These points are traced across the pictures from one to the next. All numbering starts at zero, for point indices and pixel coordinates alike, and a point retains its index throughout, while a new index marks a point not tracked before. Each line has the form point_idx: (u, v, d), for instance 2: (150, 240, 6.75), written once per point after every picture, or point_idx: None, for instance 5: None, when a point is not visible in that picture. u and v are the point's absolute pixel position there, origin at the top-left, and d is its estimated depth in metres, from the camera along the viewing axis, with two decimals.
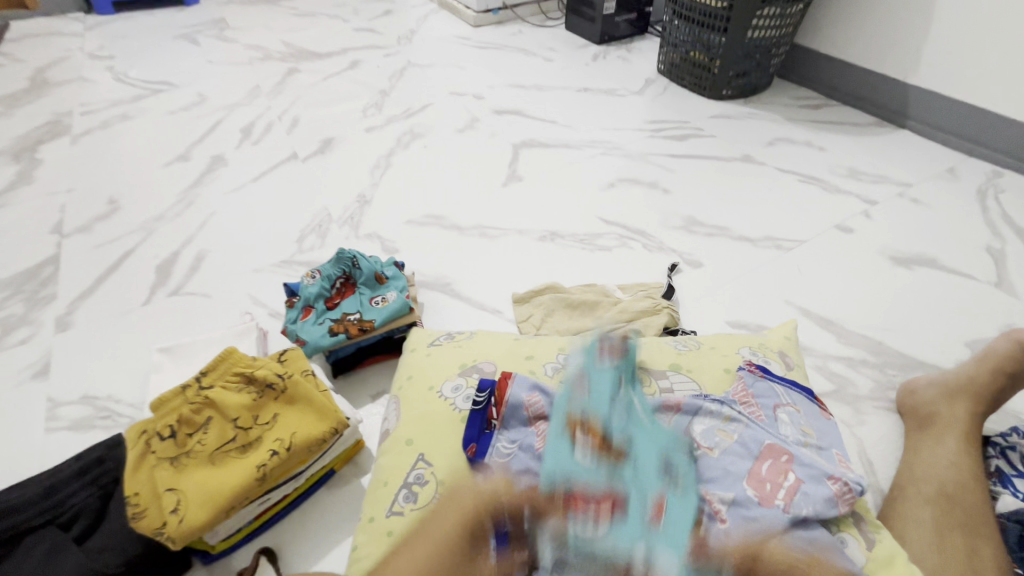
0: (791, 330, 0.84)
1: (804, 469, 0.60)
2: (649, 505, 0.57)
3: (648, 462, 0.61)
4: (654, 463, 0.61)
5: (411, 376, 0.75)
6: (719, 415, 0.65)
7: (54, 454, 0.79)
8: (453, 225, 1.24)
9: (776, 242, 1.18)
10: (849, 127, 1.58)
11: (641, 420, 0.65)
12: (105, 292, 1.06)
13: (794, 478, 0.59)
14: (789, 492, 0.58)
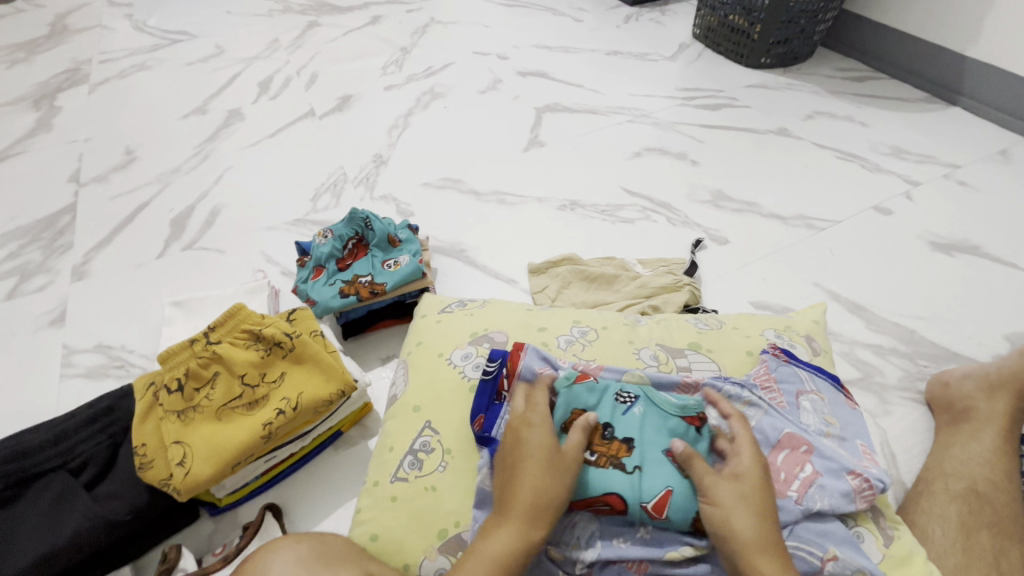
0: (819, 314, 0.79)
1: (823, 461, 0.57)
2: (649, 500, 0.54)
3: (649, 454, 0.57)
4: (657, 457, 0.57)
5: (421, 342, 0.73)
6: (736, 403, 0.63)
7: (69, 400, 0.80)
8: (471, 190, 1.20)
9: (808, 221, 1.12)
10: (895, 102, 1.48)
11: (642, 411, 0.60)
12: (120, 243, 1.05)
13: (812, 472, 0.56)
14: (805, 484, 0.55)
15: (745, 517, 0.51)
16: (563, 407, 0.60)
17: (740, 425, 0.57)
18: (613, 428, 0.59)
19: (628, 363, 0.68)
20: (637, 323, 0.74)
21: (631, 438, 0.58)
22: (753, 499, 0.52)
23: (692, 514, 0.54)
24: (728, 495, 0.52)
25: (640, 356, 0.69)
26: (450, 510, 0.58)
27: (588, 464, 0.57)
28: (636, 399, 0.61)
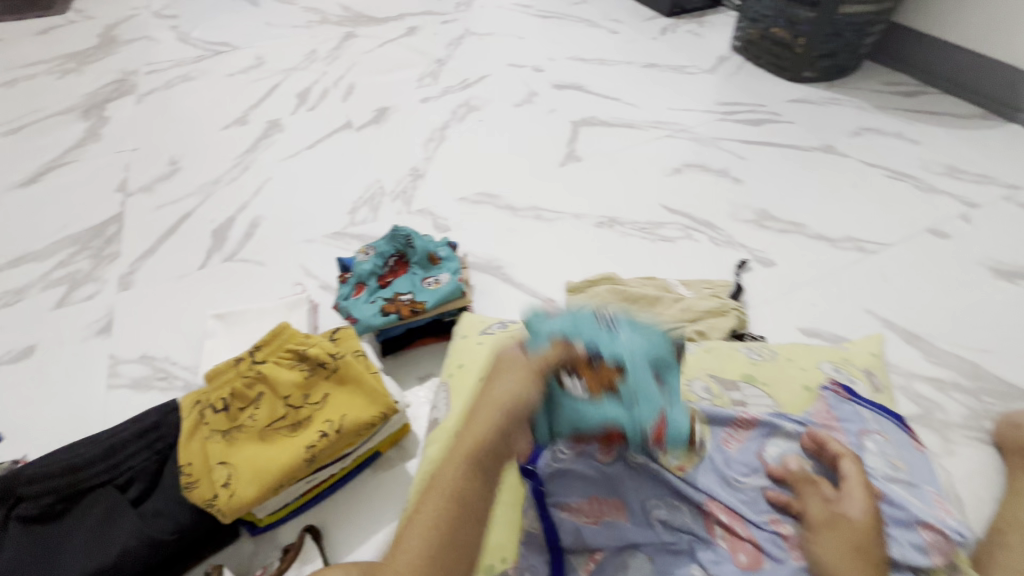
0: (877, 347, 0.75)
1: (893, 509, 0.54)
2: (647, 428, 0.52)
3: (637, 380, 0.52)
4: (645, 384, 0.53)
5: (462, 365, 0.72)
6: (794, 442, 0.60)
7: (115, 411, 0.82)
8: (507, 205, 1.19)
9: (858, 243, 1.08)
10: (948, 118, 1.42)
11: (627, 331, 0.55)
12: (164, 253, 1.07)
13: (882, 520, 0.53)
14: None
15: (850, 563, 0.48)
16: (541, 338, 0.53)
17: (853, 466, 0.54)
18: (601, 353, 0.54)
19: (679, 395, 0.66)
20: (685, 350, 0.71)
21: (624, 363, 0.53)
22: (856, 545, 0.49)
23: (689, 436, 0.55)
24: (833, 535, 0.50)
25: (692, 388, 0.67)
26: (496, 545, 0.57)
27: (582, 397, 0.52)
28: (618, 321, 0.56)
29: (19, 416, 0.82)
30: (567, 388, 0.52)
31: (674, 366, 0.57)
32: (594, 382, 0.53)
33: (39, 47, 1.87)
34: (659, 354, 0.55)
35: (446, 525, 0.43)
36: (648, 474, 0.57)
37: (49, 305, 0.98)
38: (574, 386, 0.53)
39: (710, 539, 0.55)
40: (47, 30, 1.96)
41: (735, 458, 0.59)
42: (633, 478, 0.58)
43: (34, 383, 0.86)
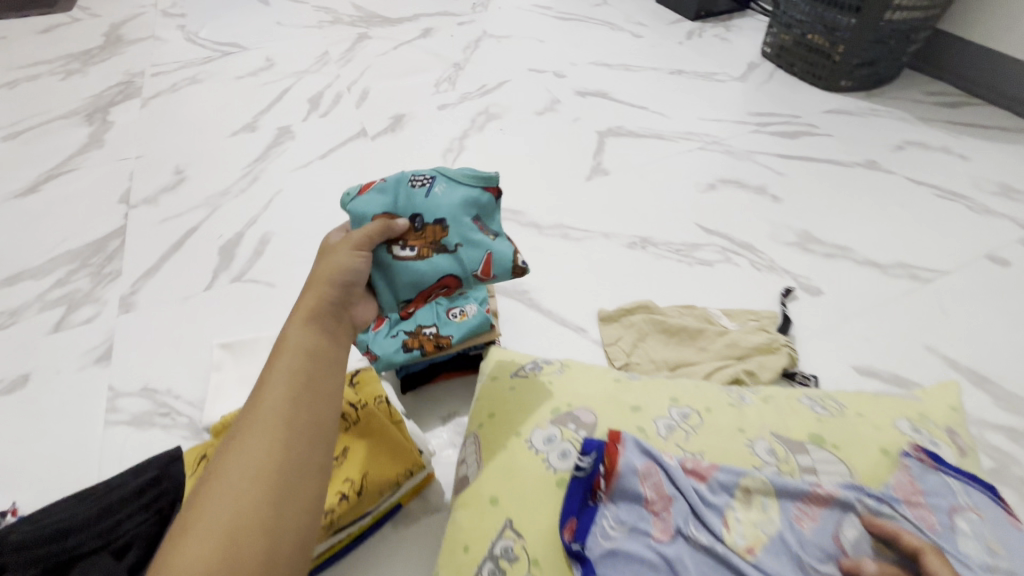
0: (955, 399, 0.68)
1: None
2: (474, 268, 0.66)
3: (458, 232, 0.67)
4: (466, 231, 0.67)
5: (493, 415, 0.65)
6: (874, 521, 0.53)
7: (113, 451, 0.75)
8: (532, 222, 1.12)
9: (910, 270, 1.00)
10: (996, 132, 1.34)
11: (442, 190, 0.69)
12: (169, 272, 1.01)
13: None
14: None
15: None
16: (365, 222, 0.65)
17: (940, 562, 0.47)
18: (422, 216, 0.67)
19: (742, 458, 0.58)
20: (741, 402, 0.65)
21: (443, 219, 0.67)
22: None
23: (511, 263, 0.66)
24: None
25: (755, 449, 0.59)
26: None
27: (415, 258, 0.65)
28: (434, 181, 0.69)
29: (10, 455, 0.75)
30: (400, 257, 0.64)
31: (490, 206, 0.71)
32: (421, 246, 0.66)
33: (42, 46, 1.80)
34: (473, 206, 0.69)
35: (299, 409, 0.44)
36: (713, 557, 0.51)
37: (45, 329, 0.91)
38: (406, 253, 0.65)
39: None
40: (51, 29, 1.90)
41: (810, 540, 0.52)
42: (696, 563, 0.51)
43: (27, 417, 0.79)
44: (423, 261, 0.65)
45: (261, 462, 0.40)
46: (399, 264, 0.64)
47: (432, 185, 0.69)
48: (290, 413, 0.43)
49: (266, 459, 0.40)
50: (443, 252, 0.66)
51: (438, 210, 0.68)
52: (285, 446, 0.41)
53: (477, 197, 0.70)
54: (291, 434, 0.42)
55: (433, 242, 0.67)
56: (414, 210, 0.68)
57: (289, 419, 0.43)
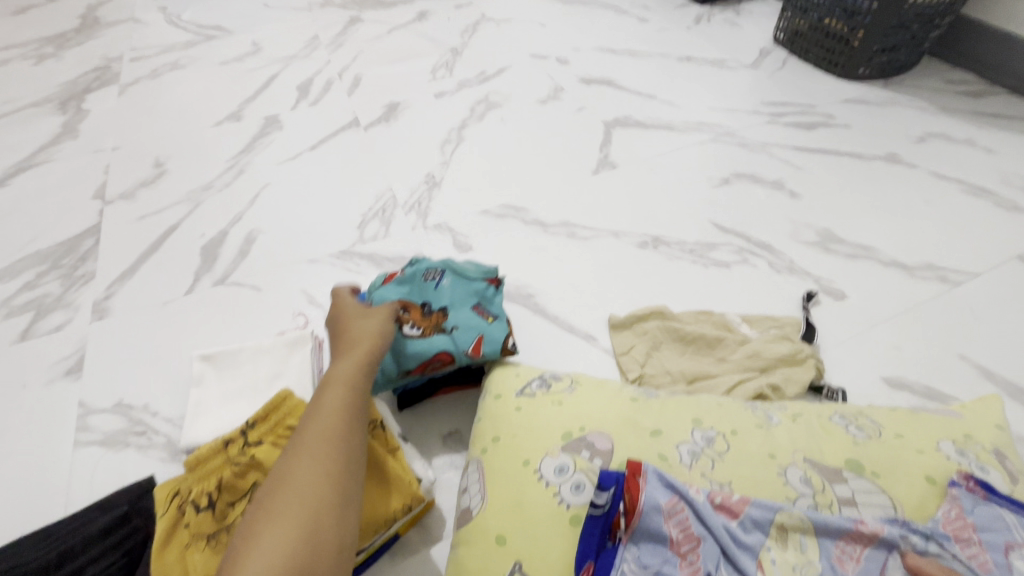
0: (998, 415, 0.62)
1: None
2: (468, 346, 0.68)
3: (461, 315, 0.71)
4: (467, 314, 0.71)
5: (498, 439, 0.59)
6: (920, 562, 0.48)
7: (83, 475, 0.69)
8: (536, 220, 1.05)
9: (939, 272, 0.95)
10: (1021, 125, 1.28)
11: (449, 283, 0.73)
12: (146, 274, 0.94)
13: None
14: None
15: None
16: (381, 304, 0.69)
17: None
18: (429, 304, 0.71)
19: (774, 490, 0.52)
20: (767, 422, 0.59)
21: (447, 307, 0.71)
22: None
23: (501, 345, 0.70)
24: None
25: (787, 478, 0.53)
26: None
27: (417, 336, 0.68)
28: (443, 274, 0.73)
29: None
30: (405, 335, 0.67)
31: (494, 294, 0.74)
32: (424, 326, 0.69)
33: (14, 29, 1.70)
34: (478, 294, 0.73)
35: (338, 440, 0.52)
36: None
37: (11, 338, 0.84)
38: (411, 331, 0.68)
39: None
40: (23, 10, 1.79)
41: None
42: None
43: None
44: (423, 337, 0.68)
45: (304, 489, 0.48)
46: (401, 339, 0.67)
47: (440, 279, 0.73)
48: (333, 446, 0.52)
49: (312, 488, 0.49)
50: (443, 330, 0.69)
51: (444, 293, 0.72)
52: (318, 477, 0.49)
53: (482, 285, 0.74)
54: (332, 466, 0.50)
55: (434, 324, 0.69)
56: (422, 293, 0.71)
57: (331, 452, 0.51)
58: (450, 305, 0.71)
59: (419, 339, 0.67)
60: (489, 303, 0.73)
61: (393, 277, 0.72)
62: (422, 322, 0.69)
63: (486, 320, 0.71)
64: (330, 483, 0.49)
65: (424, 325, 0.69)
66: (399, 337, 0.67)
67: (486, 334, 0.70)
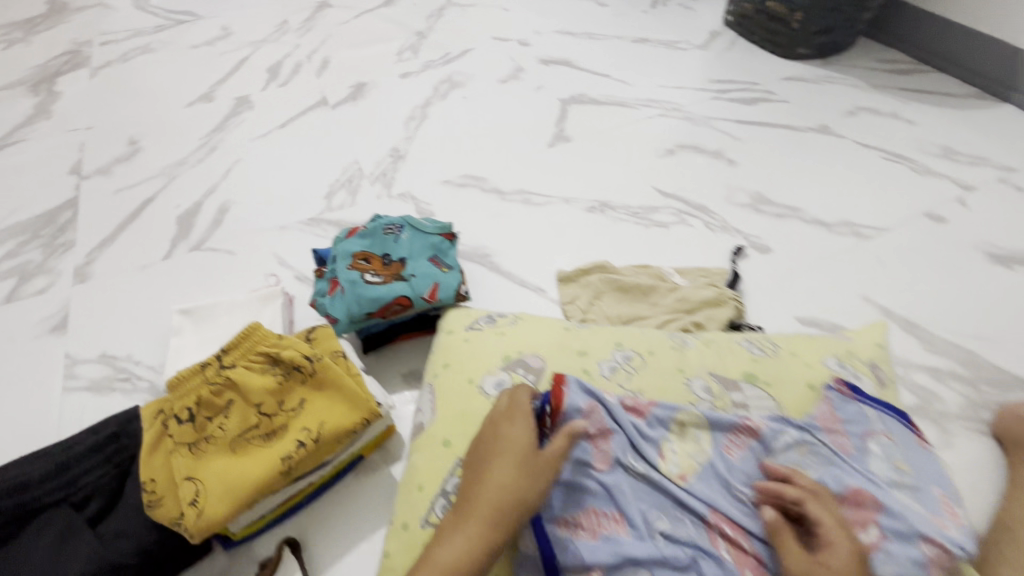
0: (882, 336, 0.71)
1: (890, 522, 0.51)
2: (424, 292, 0.75)
3: (419, 264, 0.78)
4: (424, 264, 0.78)
5: (447, 365, 0.67)
6: (795, 447, 0.57)
7: (73, 416, 0.76)
8: (494, 188, 1.13)
9: (854, 228, 1.05)
10: (942, 98, 1.39)
11: (408, 237, 0.80)
12: (124, 242, 0.99)
13: (876, 538, 0.51)
14: (871, 549, 0.50)
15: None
16: (346, 257, 0.77)
17: (822, 509, 0.50)
18: (389, 255, 0.78)
19: (678, 396, 0.61)
20: (680, 343, 0.67)
21: (405, 258, 0.78)
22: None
23: (456, 292, 0.77)
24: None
25: (692, 387, 0.62)
26: None
27: (377, 283, 0.75)
28: (401, 229, 0.80)
29: None
30: (366, 282, 0.75)
31: (449, 246, 0.81)
32: (384, 274, 0.76)
33: None
34: (435, 247, 0.80)
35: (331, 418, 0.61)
36: (647, 483, 0.55)
37: None
38: (372, 279, 0.75)
39: (714, 551, 0.51)
40: None
41: (737, 466, 0.56)
42: (632, 487, 0.54)
43: None
44: (383, 284, 0.75)
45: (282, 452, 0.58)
46: (362, 285, 0.74)
47: (400, 232, 0.80)
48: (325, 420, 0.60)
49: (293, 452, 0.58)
50: (401, 277, 0.76)
51: (404, 246, 0.79)
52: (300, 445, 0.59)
53: (438, 239, 0.81)
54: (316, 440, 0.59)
55: (393, 272, 0.77)
56: (383, 246, 0.79)
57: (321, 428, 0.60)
58: (408, 255, 0.78)
59: (379, 285, 0.74)
60: (445, 255, 0.80)
61: (356, 232, 0.80)
62: (382, 271, 0.76)
63: (442, 269, 0.78)
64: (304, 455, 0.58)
65: (384, 273, 0.76)
66: (360, 283, 0.74)
67: (441, 282, 0.76)
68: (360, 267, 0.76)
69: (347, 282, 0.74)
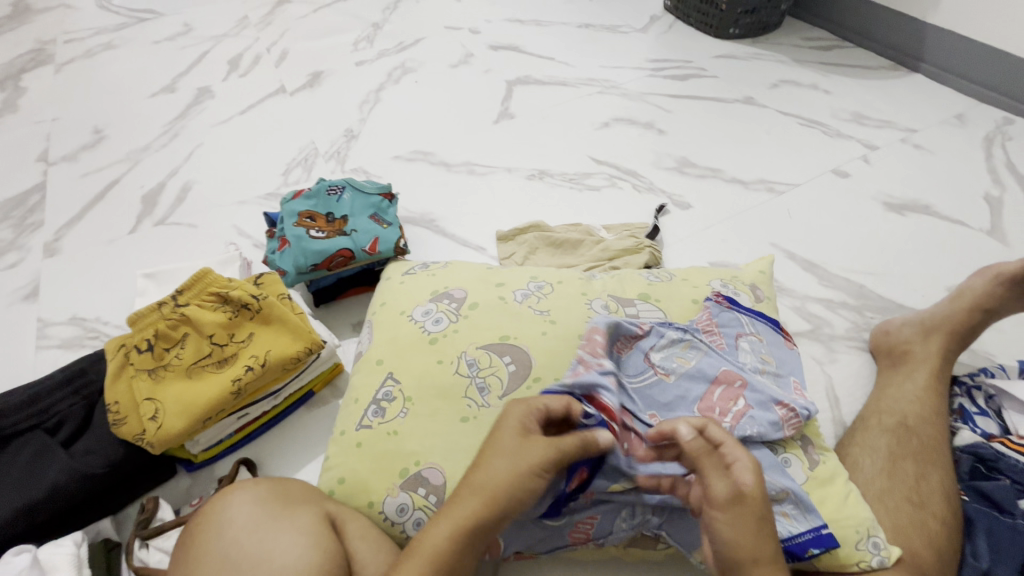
0: (767, 265, 0.81)
1: (751, 392, 0.60)
2: (365, 244, 0.83)
3: (360, 221, 0.86)
4: (365, 221, 0.87)
5: (384, 302, 0.76)
6: (678, 344, 0.64)
7: (46, 369, 0.83)
8: (441, 161, 1.22)
9: (768, 185, 1.16)
10: (859, 70, 1.51)
11: (349, 197, 0.89)
12: (92, 219, 1.06)
13: (741, 405, 0.59)
14: (735, 413, 0.59)
15: (759, 535, 0.46)
16: (293, 216, 0.86)
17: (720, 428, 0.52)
18: (333, 214, 0.87)
19: (581, 312, 0.70)
20: (587, 278, 0.75)
21: (348, 216, 0.87)
22: (758, 515, 0.47)
23: (395, 245, 0.84)
24: (740, 510, 0.47)
25: (592, 306, 0.71)
26: (411, 451, 0.61)
27: (322, 238, 0.83)
28: (343, 191, 0.90)
29: None
30: (311, 237, 0.83)
31: (389, 206, 0.91)
32: (328, 231, 0.85)
33: None
34: (375, 207, 0.89)
35: (272, 351, 0.68)
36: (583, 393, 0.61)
37: None
38: (317, 235, 0.84)
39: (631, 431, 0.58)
40: None
41: (626, 363, 0.63)
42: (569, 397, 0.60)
43: None
44: (327, 239, 0.83)
45: (226, 380, 0.66)
46: (308, 239, 0.82)
47: (343, 193, 0.90)
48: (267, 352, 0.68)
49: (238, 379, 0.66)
50: (344, 232, 0.84)
51: (346, 206, 0.88)
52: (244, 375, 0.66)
53: (377, 200, 0.90)
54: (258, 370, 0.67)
55: (336, 228, 0.85)
56: (328, 207, 0.88)
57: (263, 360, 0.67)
58: (351, 215, 0.87)
59: (323, 239, 0.83)
60: (385, 213, 0.89)
61: (302, 194, 0.89)
62: (326, 228, 0.85)
63: (382, 225, 0.86)
64: (246, 382, 0.66)
65: (328, 229, 0.85)
66: (306, 237, 0.83)
67: (381, 236, 0.85)
68: (307, 224, 0.85)
69: (294, 238, 0.82)
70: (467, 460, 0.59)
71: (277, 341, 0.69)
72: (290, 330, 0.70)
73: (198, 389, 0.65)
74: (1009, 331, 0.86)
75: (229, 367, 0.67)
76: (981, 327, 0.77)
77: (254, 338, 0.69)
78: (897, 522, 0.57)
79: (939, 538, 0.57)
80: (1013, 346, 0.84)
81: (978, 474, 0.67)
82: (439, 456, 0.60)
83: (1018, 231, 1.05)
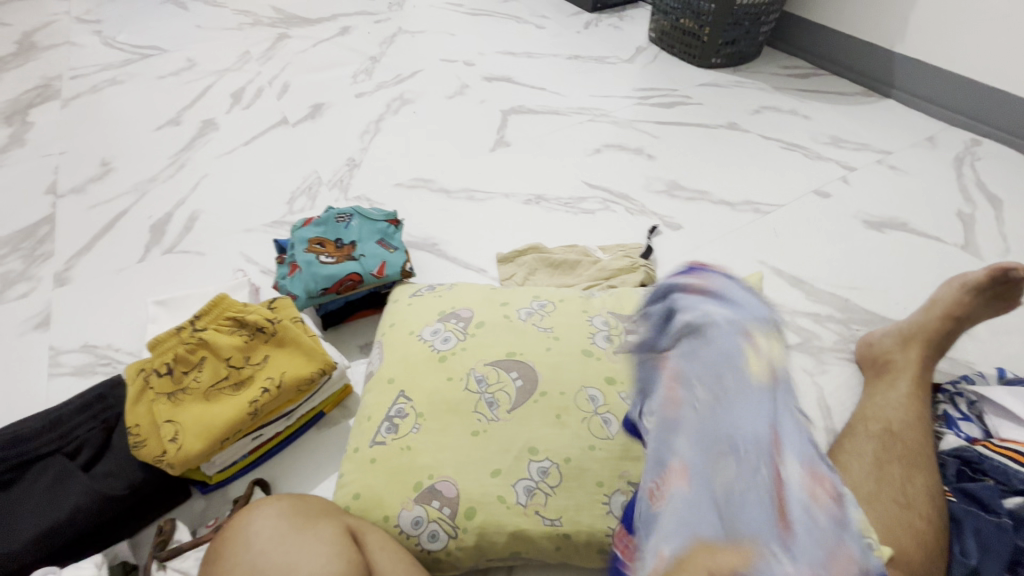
0: (757, 281, 0.85)
1: None
2: (373, 268, 0.87)
3: (367, 246, 0.90)
4: (372, 246, 0.90)
5: (393, 323, 0.79)
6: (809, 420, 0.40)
7: (58, 397, 0.84)
8: (441, 188, 1.27)
9: (754, 206, 1.21)
10: (835, 96, 1.59)
11: (357, 223, 0.93)
12: (101, 249, 1.09)
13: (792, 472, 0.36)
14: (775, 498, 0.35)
15: None
16: (303, 242, 0.89)
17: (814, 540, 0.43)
18: (342, 240, 0.91)
19: (582, 327, 0.74)
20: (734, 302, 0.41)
21: (356, 241, 0.91)
22: None
23: (401, 268, 0.88)
24: None
25: (592, 322, 0.75)
26: (425, 465, 0.63)
27: (331, 263, 0.87)
28: (351, 217, 0.94)
29: None
30: (321, 262, 0.86)
31: (395, 231, 0.94)
32: (337, 256, 0.88)
33: None
34: (383, 232, 0.93)
35: (284, 373, 0.70)
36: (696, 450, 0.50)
37: None
38: (326, 260, 0.87)
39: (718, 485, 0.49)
40: None
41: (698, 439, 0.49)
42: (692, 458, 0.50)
43: None
44: (337, 264, 0.86)
45: (242, 403, 0.68)
46: (319, 264, 0.86)
47: (350, 220, 0.94)
48: (281, 374, 0.70)
49: (253, 400, 0.68)
50: (353, 258, 0.88)
51: (355, 232, 0.92)
52: (260, 397, 0.68)
53: (384, 226, 0.94)
54: (271, 392, 0.69)
55: (345, 254, 0.89)
56: (336, 233, 0.92)
57: (277, 382, 0.70)
58: (359, 240, 0.91)
59: (333, 264, 0.86)
60: (392, 238, 0.93)
61: (311, 221, 0.93)
62: (335, 254, 0.88)
63: (389, 250, 0.90)
64: (261, 404, 0.68)
65: (338, 255, 0.88)
66: (316, 262, 0.86)
67: (389, 260, 0.88)
68: (317, 250, 0.88)
69: (304, 263, 0.86)
70: (479, 472, 0.62)
71: (290, 363, 0.71)
72: (303, 352, 0.72)
73: (216, 412, 0.67)
74: (985, 340, 0.91)
75: (245, 389, 0.69)
76: (956, 334, 0.82)
77: (269, 361, 0.72)
78: (886, 521, 0.59)
79: (924, 535, 0.59)
80: (991, 355, 0.89)
81: (964, 477, 0.70)
82: (455, 471, 0.62)
83: (990, 245, 1.11)
